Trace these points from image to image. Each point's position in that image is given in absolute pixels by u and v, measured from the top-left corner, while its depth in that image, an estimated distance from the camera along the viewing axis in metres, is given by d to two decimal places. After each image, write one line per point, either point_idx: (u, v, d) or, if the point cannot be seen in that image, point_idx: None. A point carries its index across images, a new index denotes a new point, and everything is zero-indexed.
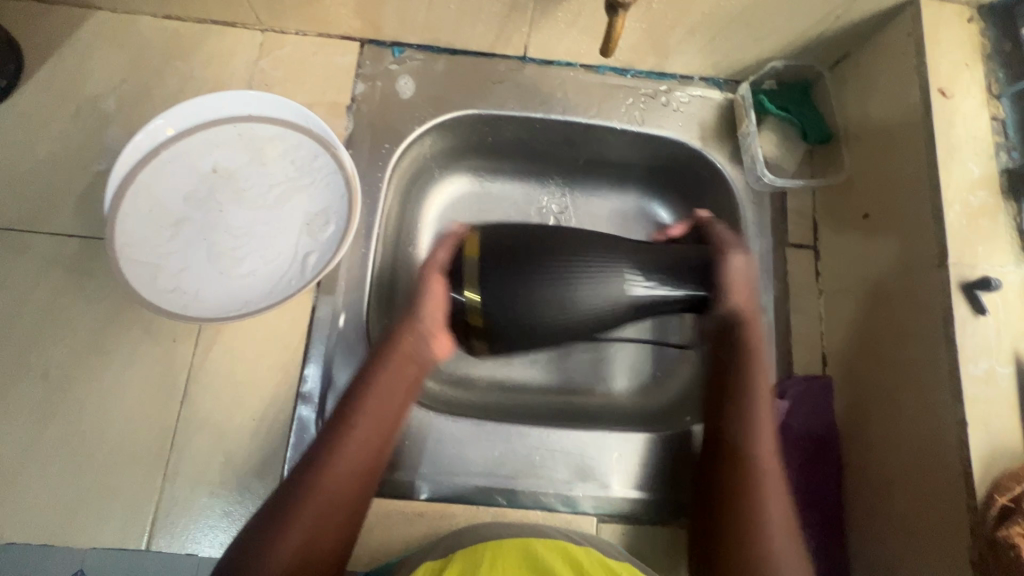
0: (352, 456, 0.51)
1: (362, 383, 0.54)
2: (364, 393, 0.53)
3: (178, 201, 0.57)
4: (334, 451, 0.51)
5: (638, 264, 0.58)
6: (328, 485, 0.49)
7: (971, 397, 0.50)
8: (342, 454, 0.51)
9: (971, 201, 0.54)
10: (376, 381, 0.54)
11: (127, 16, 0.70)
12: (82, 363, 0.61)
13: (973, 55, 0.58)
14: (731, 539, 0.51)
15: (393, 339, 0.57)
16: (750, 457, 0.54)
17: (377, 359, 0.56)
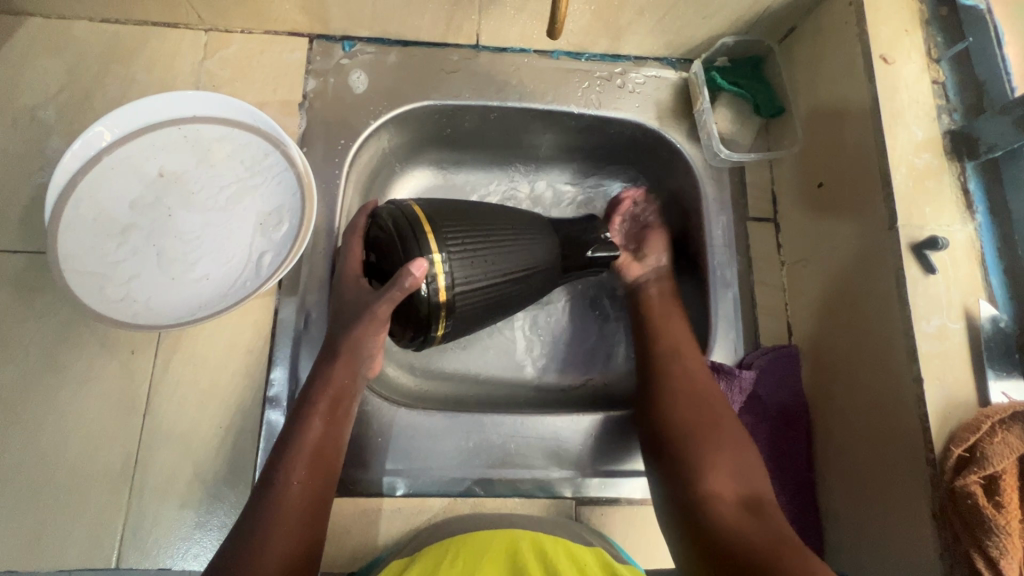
0: (298, 508, 0.49)
1: (291, 432, 0.52)
2: (296, 441, 0.51)
3: (123, 207, 0.55)
4: (274, 509, 0.48)
5: (563, 246, 0.64)
6: (275, 544, 0.47)
7: (926, 354, 0.51)
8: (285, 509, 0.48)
9: (917, 164, 0.56)
10: (315, 423, 0.52)
11: (61, 22, 0.68)
12: (35, 382, 0.59)
13: (913, 20, 0.59)
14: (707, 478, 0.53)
15: (318, 383, 0.54)
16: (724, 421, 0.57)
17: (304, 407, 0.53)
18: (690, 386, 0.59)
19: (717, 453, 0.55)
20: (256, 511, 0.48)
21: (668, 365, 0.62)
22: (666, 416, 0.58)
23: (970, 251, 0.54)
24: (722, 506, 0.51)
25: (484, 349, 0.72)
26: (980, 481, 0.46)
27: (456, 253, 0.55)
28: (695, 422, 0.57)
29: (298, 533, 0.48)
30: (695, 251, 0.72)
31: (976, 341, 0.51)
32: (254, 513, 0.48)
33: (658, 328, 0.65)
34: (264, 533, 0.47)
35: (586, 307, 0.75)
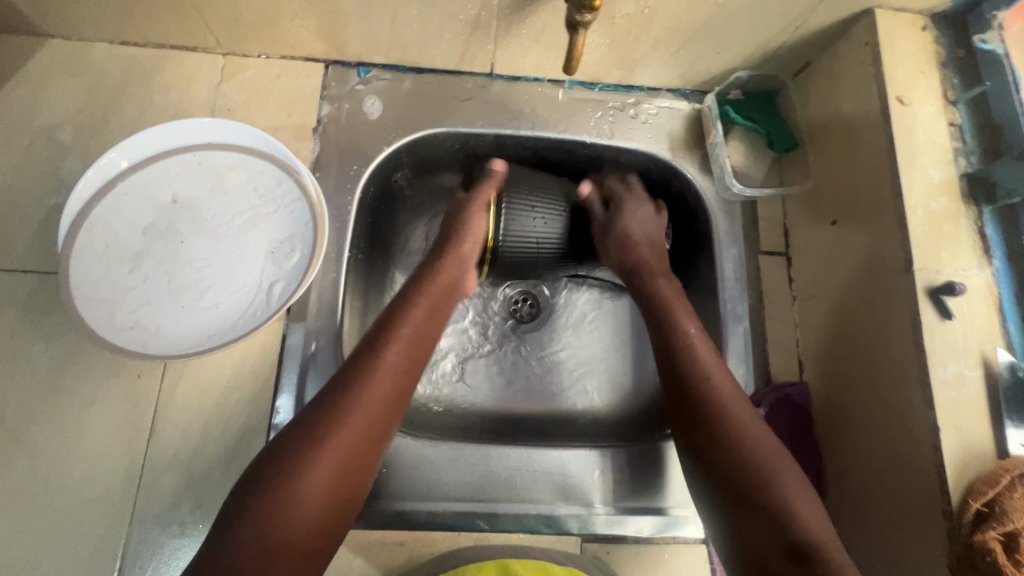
0: (382, 390, 0.50)
1: (401, 310, 0.56)
2: (406, 319, 0.55)
3: (136, 234, 0.56)
4: (356, 389, 0.49)
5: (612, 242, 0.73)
6: (355, 420, 0.48)
7: (942, 401, 0.50)
8: (373, 386, 0.49)
9: (933, 206, 0.55)
10: (421, 307, 0.56)
11: (81, 43, 0.68)
12: (41, 403, 0.58)
13: (928, 63, 0.60)
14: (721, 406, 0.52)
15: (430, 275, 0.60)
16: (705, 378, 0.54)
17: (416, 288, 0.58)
18: (691, 340, 0.56)
19: (734, 408, 0.51)
20: (339, 384, 0.49)
21: (657, 313, 0.60)
22: (682, 368, 0.54)
23: (987, 296, 0.53)
24: (751, 455, 0.49)
25: (483, 374, 0.74)
26: (999, 538, 0.45)
27: (513, 225, 0.67)
28: (706, 373, 0.53)
29: (376, 416, 0.49)
30: (706, 283, 0.71)
31: (994, 390, 0.50)
32: (339, 386, 0.49)
33: (648, 272, 0.64)
34: (349, 405, 0.48)
35: (586, 339, 0.76)
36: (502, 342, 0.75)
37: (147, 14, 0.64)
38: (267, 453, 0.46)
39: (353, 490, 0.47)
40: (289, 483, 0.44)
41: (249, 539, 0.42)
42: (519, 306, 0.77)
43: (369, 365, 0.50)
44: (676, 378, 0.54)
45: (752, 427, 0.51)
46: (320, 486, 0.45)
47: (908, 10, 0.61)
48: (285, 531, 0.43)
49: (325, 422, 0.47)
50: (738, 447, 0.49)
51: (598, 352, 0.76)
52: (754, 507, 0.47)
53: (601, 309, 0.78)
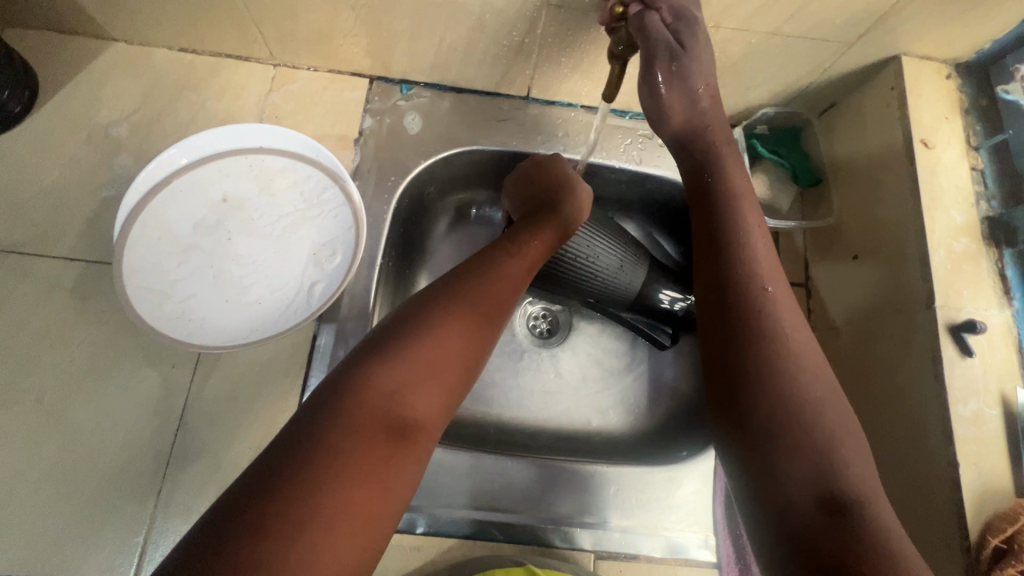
0: (513, 283, 0.51)
1: (515, 238, 0.57)
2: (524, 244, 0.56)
3: (187, 229, 0.59)
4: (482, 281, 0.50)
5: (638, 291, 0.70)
6: (474, 310, 0.47)
7: (961, 437, 0.51)
8: (492, 286, 0.50)
9: (955, 246, 0.57)
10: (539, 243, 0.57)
11: (142, 48, 0.72)
12: (77, 386, 0.60)
13: (952, 110, 0.62)
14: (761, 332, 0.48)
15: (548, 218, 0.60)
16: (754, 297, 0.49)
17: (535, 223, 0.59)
18: (753, 250, 0.52)
19: (790, 326, 0.48)
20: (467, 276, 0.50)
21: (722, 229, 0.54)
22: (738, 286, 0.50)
23: (1007, 336, 0.54)
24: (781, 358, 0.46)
25: (500, 386, 0.75)
26: None
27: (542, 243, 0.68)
28: (767, 287, 0.50)
29: (489, 316, 0.48)
30: None
31: (1012, 429, 0.51)
32: (455, 280, 0.49)
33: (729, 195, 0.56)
34: (472, 299, 0.48)
35: (604, 358, 0.78)
36: (520, 355, 0.77)
37: (209, 24, 0.67)
38: (399, 319, 0.47)
39: (460, 388, 0.46)
40: (418, 354, 0.43)
41: (376, 396, 0.41)
42: (539, 322, 0.79)
43: (487, 268, 0.51)
44: (733, 299, 0.50)
45: (808, 358, 0.47)
46: (438, 364, 0.44)
47: (934, 59, 0.64)
48: (406, 402, 0.41)
49: (452, 308, 0.47)
50: (783, 377, 0.45)
51: (615, 373, 0.77)
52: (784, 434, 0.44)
53: (620, 330, 0.79)
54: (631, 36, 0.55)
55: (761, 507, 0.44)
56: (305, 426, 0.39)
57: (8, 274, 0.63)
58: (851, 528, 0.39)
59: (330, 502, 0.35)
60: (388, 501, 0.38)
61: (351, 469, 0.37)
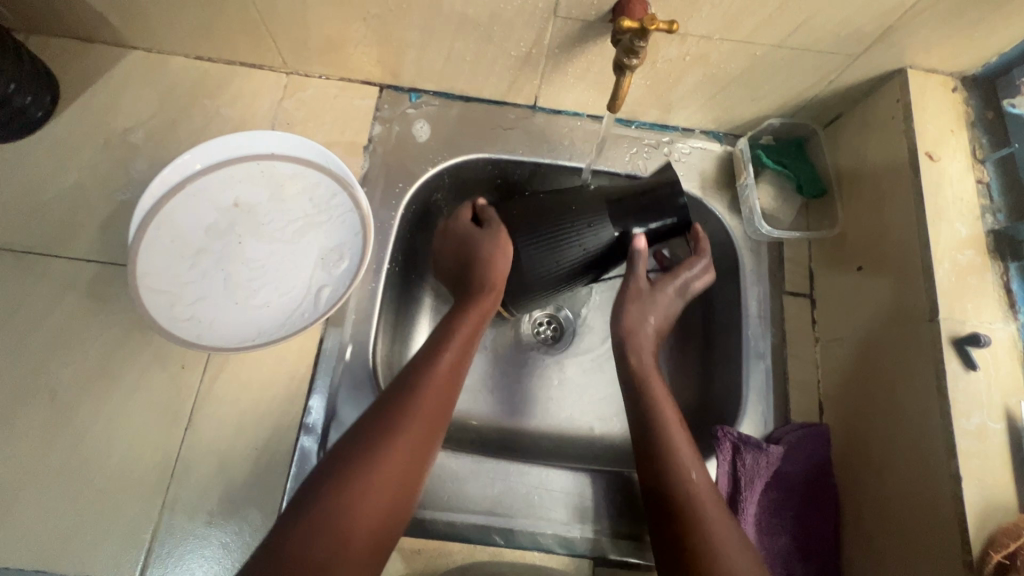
0: (433, 406, 0.52)
1: (447, 327, 0.58)
2: (453, 335, 0.57)
3: (198, 233, 0.60)
4: (404, 416, 0.51)
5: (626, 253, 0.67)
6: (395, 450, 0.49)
7: (964, 452, 0.51)
8: (423, 404, 0.52)
9: (959, 259, 0.57)
10: (466, 325, 0.59)
11: (160, 56, 0.74)
12: (90, 385, 0.61)
13: (958, 123, 0.62)
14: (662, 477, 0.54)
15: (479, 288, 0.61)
16: (663, 441, 0.56)
17: (465, 305, 0.60)
18: (658, 398, 0.59)
19: (695, 480, 0.53)
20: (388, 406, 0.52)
21: (647, 442, 0.57)
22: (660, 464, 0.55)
23: (1012, 350, 0.54)
24: (686, 498, 0.52)
25: (503, 390, 0.76)
26: None
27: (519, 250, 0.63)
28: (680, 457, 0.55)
29: (423, 434, 0.51)
30: (730, 319, 0.73)
31: (1016, 444, 0.51)
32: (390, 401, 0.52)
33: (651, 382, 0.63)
34: (402, 424, 0.50)
35: (606, 364, 0.78)
36: (522, 361, 0.77)
37: (224, 33, 0.69)
38: (324, 465, 0.48)
39: (397, 508, 0.49)
40: (345, 501, 0.46)
41: (304, 552, 0.43)
42: (542, 328, 0.79)
43: (416, 382, 0.53)
44: (652, 450, 0.56)
45: (717, 514, 0.51)
46: (363, 516, 0.46)
47: (940, 72, 0.64)
48: (328, 549, 0.44)
49: (383, 442, 0.49)
50: (698, 529, 0.50)
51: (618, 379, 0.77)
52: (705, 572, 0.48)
53: None
54: (637, 48, 0.53)
55: None
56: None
57: (27, 274, 0.64)
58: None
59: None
60: None
61: None
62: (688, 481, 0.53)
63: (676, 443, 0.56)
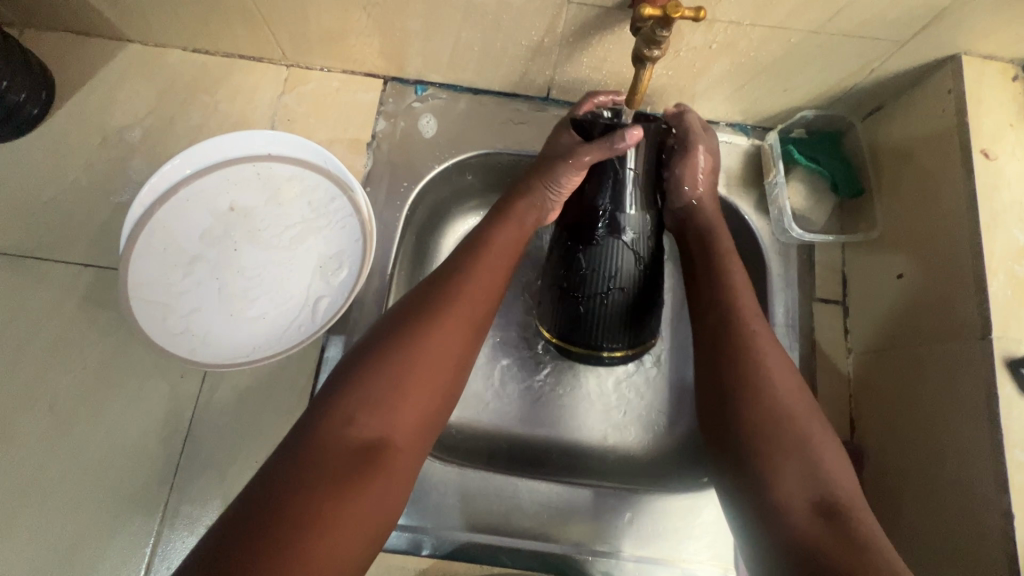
0: (479, 295, 0.50)
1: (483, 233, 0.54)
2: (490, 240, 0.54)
3: (193, 240, 0.59)
4: (441, 304, 0.48)
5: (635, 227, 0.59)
6: (438, 326, 0.47)
7: (1017, 486, 0.46)
8: (458, 303, 0.48)
9: (1017, 271, 0.51)
10: (502, 235, 0.55)
11: (156, 49, 0.71)
12: (89, 394, 0.60)
13: (1017, 117, 0.56)
14: (735, 353, 0.50)
15: (511, 205, 0.58)
16: (739, 320, 0.51)
17: (504, 212, 0.57)
18: (731, 267, 0.55)
19: (769, 352, 0.50)
20: (426, 293, 0.49)
21: (720, 300, 0.53)
22: (730, 324, 0.51)
23: None
24: (767, 383, 0.48)
25: (513, 398, 0.72)
26: None
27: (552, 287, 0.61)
28: (748, 319, 0.51)
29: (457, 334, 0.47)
30: None
31: None
32: (417, 304, 0.48)
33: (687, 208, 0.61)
34: (433, 324, 0.46)
35: (622, 372, 0.74)
36: (533, 367, 0.74)
37: (220, 25, 0.66)
38: (360, 349, 0.46)
39: (440, 410, 0.46)
40: (376, 392, 0.43)
41: (344, 432, 0.41)
42: None
43: (455, 284, 0.49)
44: (727, 328, 0.51)
45: (786, 388, 0.48)
46: (404, 387, 0.43)
47: (998, 59, 0.57)
48: (363, 426, 0.42)
49: (428, 315, 0.47)
50: (761, 389, 0.48)
51: (633, 388, 0.73)
52: (764, 431, 0.47)
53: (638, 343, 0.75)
54: (660, 35, 0.48)
55: (755, 509, 0.45)
56: (293, 445, 0.41)
57: (24, 280, 0.63)
58: (846, 533, 0.41)
59: (304, 545, 0.36)
60: (371, 531, 0.40)
61: (331, 510, 0.38)
62: (764, 359, 0.49)
63: (749, 315, 0.52)
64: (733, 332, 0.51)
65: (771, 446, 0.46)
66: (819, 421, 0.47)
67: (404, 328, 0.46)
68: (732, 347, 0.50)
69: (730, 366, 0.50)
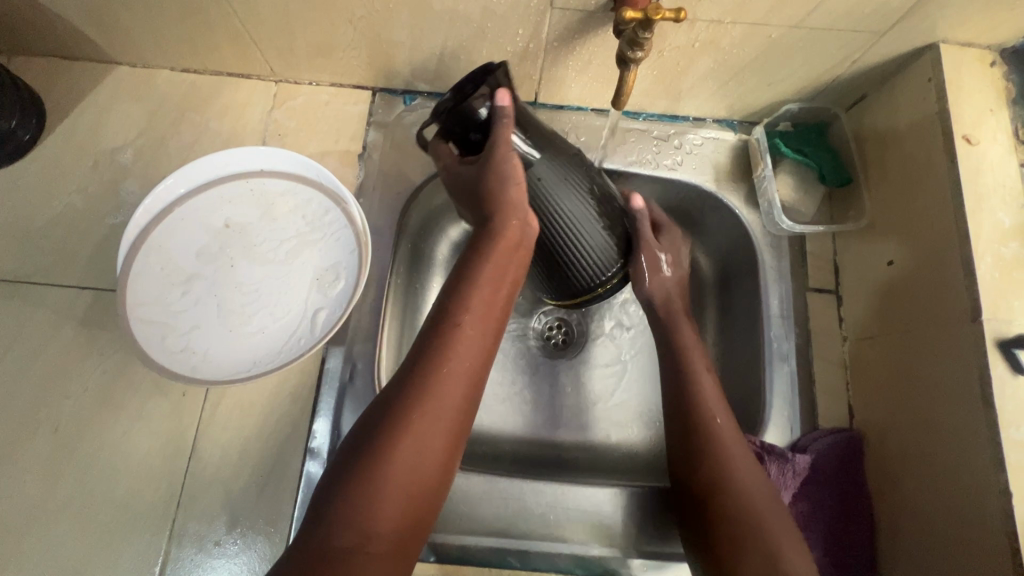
0: (460, 376, 0.46)
1: (468, 281, 0.49)
2: (473, 295, 0.49)
3: (189, 258, 0.59)
4: (420, 394, 0.44)
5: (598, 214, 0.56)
6: (419, 417, 0.44)
7: (1013, 465, 0.47)
8: (443, 387, 0.45)
9: (1003, 253, 0.52)
10: (486, 286, 0.49)
11: (145, 71, 0.72)
12: (90, 417, 0.60)
13: (997, 101, 0.57)
14: (700, 469, 0.53)
15: (491, 232, 0.50)
16: (710, 436, 0.54)
17: (483, 247, 0.50)
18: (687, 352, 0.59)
19: (733, 462, 0.52)
20: (406, 379, 0.45)
21: (683, 391, 0.57)
22: (693, 415, 0.55)
23: None
24: (731, 494, 0.51)
25: (514, 401, 0.73)
26: None
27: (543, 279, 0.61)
28: (713, 415, 0.55)
29: (438, 428, 0.44)
30: (750, 319, 0.68)
31: None
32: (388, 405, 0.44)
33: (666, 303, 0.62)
34: (408, 420, 0.43)
35: (621, 369, 0.75)
36: (534, 369, 0.74)
37: (208, 44, 0.66)
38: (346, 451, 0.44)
39: (422, 511, 0.43)
40: (356, 499, 0.41)
41: (325, 542, 0.39)
42: (554, 333, 0.76)
43: (436, 368, 0.45)
44: (692, 426, 0.55)
45: (744, 472, 0.52)
46: (385, 492, 0.41)
47: (976, 46, 0.58)
48: (340, 538, 0.39)
49: (405, 410, 0.44)
50: (727, 482, 0.51)
51: (633, 384, 0.74)
52: (723, 514, 0.50)
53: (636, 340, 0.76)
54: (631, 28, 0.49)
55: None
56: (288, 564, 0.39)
57: (22, 305, 0.63)
58: None
59: None
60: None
61: None
62: (731, 477, 0.52)
63: (717, 418, 0.55)
64: (700, 487, 0.53)
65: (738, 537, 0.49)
66: (768, 496, 0.51)
67: (381, 426, 0.43)
68: (698, 455, 0.54)
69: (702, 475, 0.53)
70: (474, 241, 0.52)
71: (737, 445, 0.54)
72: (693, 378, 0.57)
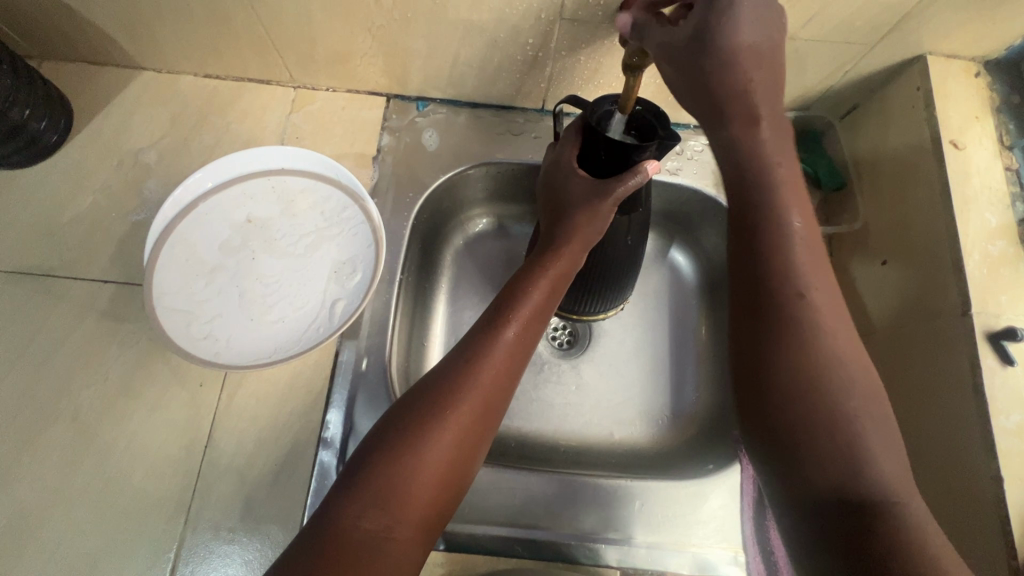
0: (494, 378, 0.48)
1: (518, 290, 0.52)
2: (522, 301, 0.52)
3: (213, 250, 0.62)
4: (456, 393, 0.46)
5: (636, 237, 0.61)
6: (455, 414, 0.45)
7: (1005, 452, 0.49)
8: (481, 380, 0.47)
9: (990, 250, 0.55)
10: (535, 294, 0.52)
11: (169, 76, 0.75)
12: (111, 406, 0.62)
13: (981, 109, 0.61)
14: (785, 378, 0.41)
15: (554, 253, 0.53)
16: (799, 316, 0.42)
17: (542, 261, 0.53)
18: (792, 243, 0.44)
19: (826, 320, 0.42)
20: (444, 378, 0.47)
21: (772, 300, 0.43)
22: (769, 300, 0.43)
23: None
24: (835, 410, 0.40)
25: (520, 397, 0.75)
26: None
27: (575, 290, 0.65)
28: (801, 291, 0.43)
29: (473, 423, 0.46)
30: None
31: None
32: (423, 398, 0.46)
33: (747, 117, 0.44)
34: (441, 416, 0.45)
35: (624, 367, 0.77)
36: (538, 366, 0.76)
37: (232, 51, 0.70)
38: (376, 437, 0.45)
39: (444, 507, 0.44)
40: (386, 485, 0.42)
41: (354, 522, 0.40)
42: (559, 332, 0.78)
43: (473, 368, 0.48)
44: (780, 324, 0.42)
45: (840, 337, 0.42)
46: (410, 484, 0.42)
47: (961, 57, 0.62)
48: (365, 522, 0.40)
49: (440, 405, 0.45)
50: (829, 395, 0.40)
51: (637, 382, 0.76)
52: (796, 389, 0.41)
53: (638, 340, 0.78)
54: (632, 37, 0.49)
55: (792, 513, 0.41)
56: (310, 540, 0.40)
57: (45, 298, 0.65)
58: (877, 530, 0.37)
59: None
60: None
61: None
62: (836, 381, 0.41)
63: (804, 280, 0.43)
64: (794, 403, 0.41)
65: (810, 413, 0.40)
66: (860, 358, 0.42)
67: (417, 417, 0.45)
68: (782, 357, 0.42)
69: (783, 352, 0.42)
70: (534, 258, 0.55)
71: (843, 328, 0.42)
72: (784, 251, 0.43)
